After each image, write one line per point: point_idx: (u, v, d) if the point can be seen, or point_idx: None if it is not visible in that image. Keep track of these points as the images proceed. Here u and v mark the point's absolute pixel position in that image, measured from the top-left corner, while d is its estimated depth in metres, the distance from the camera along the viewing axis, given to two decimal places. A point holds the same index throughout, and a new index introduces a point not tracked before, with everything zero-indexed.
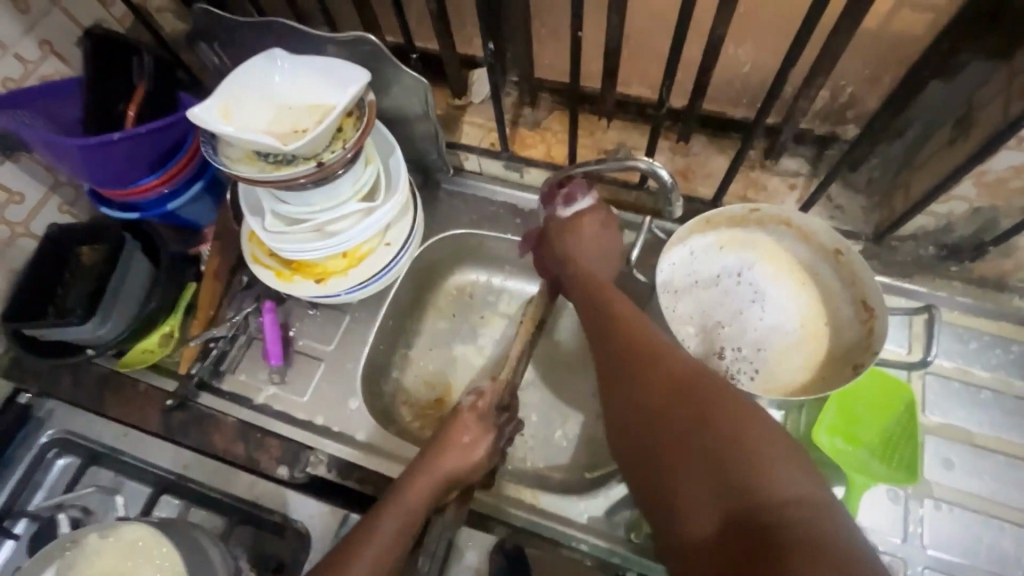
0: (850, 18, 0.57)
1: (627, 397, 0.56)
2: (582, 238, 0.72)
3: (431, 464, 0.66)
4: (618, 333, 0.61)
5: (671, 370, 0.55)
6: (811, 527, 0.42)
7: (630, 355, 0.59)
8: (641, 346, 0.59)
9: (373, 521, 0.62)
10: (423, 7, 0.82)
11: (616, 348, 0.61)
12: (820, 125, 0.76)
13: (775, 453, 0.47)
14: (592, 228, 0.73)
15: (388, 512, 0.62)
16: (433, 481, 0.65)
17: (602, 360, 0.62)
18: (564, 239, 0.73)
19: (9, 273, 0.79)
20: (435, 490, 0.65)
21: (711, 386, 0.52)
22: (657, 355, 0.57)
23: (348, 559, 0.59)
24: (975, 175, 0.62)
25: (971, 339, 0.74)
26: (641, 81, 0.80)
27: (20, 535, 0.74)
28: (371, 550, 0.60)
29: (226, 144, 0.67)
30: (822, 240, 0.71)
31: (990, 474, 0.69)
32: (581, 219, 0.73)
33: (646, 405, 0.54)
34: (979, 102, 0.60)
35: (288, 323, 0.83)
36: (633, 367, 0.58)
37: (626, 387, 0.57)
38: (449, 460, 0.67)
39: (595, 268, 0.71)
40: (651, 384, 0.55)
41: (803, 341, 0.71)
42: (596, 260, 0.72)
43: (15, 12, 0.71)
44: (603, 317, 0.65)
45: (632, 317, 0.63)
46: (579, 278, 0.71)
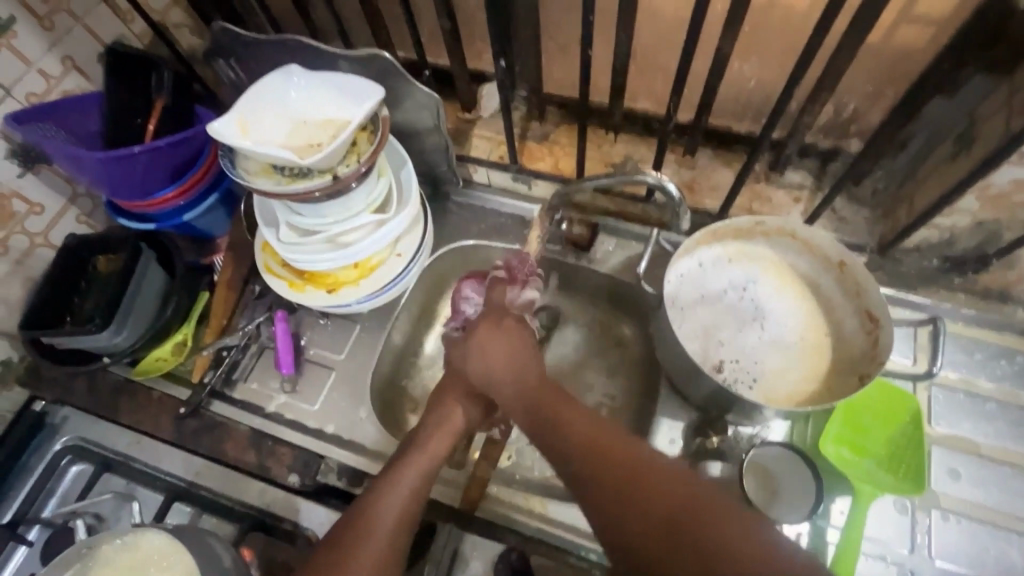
0: (854, 37, 0.58)
1: (621, 533, 0.52)
2: (487, 355, 0.70)
3: (444, 417, 0.70)
4: (593, 459, 0.56)
5: (663, 497, 0.52)
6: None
7: (609, 483, 0.54)
8: (619, 472, 0.55)
9: (397, 471, 0.64)
10: (435, 24, 0.84)
11: (591, 473, 0.56)
12: (823, 139, 0.77)
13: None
14: (490, 338, 0.71)
15: (412, 458, 0.65)
16: (448, 438, 0.69)
17: (576, 485, 0.57)
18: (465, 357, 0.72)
19: (28, 282, 0.81)
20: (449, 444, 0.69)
21: (707, 505, 0.51)
22: (640, 477, 0.54)
23: (373, 506, 0.61)
24: (978, 189, 0.63)
25: (975, 349, 0.74)
26: (648, 96, 0.81)
27: (34, 541, 0.75)
28: (400, 492, 0.62)
29: (243, 157, 0.69)
30: (827, 252, 0.72)
31: (997, 485, 0.69)
32: (490, 335, 0.72)
33: (653, 542, 0.50)
34: (981, 118, 0.61)
35: (299, 332, 0.84)
36: (620, 495, 0.53)
37: (619, 520, 0.53)
38: (460, 415, 0.71)
39: (533, 373, 0.68)
40: (648, 513, 0.52)
41: (806, 352, 0.72)
42: (519, 369, 0.69)
43: (40, 29, 0.73)
44: (565, 434, 0.60)
45: (597, 428, 0.59)
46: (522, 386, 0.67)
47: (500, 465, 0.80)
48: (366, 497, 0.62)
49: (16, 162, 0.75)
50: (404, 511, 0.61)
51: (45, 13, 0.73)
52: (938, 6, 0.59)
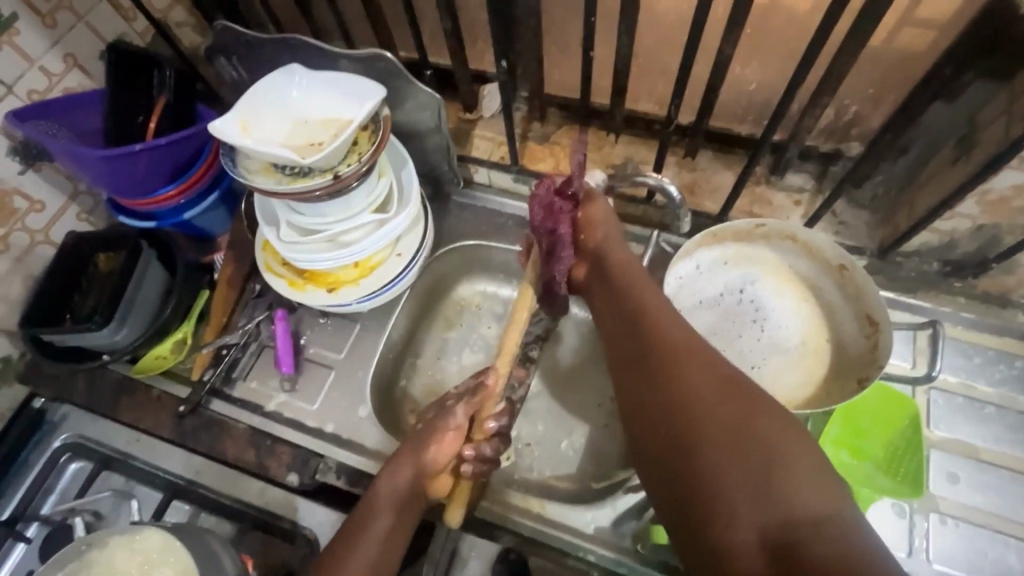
0: (855, 40, 0.58)
1: (657, 393, 0.55)
2: (601, 226, 0.70)
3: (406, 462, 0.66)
4: (654, 341, 0.59)
5: (709, 369, 0.54)
6: (842, 543, 0.41)
7: (665, 349, 0.57)
8: (674, 352, 0.57)
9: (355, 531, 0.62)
10: (437, 24, 0.84)
11: (647, 345, 0.59)
12: (824, 142, 0.77)
13: (809, 467, 0.46)
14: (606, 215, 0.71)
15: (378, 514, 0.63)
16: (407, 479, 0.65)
17: (631, 361, 0.60)
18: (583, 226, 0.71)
19: (27, 280, 0.81)
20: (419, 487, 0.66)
21: (749, 389, 0.52)
22: (695, 351, 0.56)
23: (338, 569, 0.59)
24: (978, 194, 0.63)
25: (975, 353, 0.74)
26: (649, 98, 0.82)
27: (32, 538, 0.75)
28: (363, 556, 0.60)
29: (244, 156, 0.69)
30: (827, 256, 0.72)
31: (995, 490, 0.69)
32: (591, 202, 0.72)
33: (682, 400, 0.53)
34: (980, 123, 0.61)
35: (299, 332, 0.84)
36: (670, 360, 0.56)
37: (658, 381, 0.56)
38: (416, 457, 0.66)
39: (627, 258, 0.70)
40: (691, 376, 0.54)
41: (803, 356, 0.72)
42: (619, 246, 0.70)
43: (43, 27, 0.73)
44: (635, 311, 0.63)
45: (667, 315, 0.61)
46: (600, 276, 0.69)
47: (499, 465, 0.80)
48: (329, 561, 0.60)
49: (18, 158, 0.75)
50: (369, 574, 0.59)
51: (47, 10, 0.73)
52: (938, 10, 0.60)
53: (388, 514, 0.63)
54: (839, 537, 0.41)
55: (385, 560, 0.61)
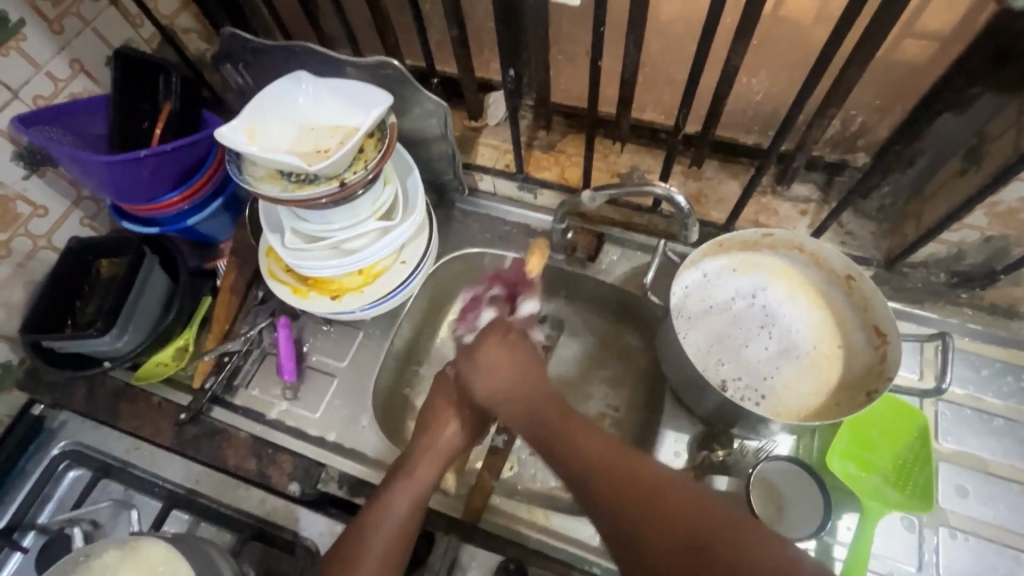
0: (863, 52, 0.58)
1: (641, 558, 0.53)
2: (487, 369, 0.71)
3: (432, 445, 0.70)
4: (610, 480, 0.57)
5: (687, 519, 0.52)
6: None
7: (633, 502, 0.55)
8: (638, 489, 0.56)
9: (385, 500, 0.64)
10: (443, 33, 0.84)
11: (609, 489, 0.57)
12: (831, 152, 0.77)
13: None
14: (496, 353, 0.71)
15: (401, 489, 0.65)
16: (437, 459, 0.69)
17: (594, 504, 0.57)
18: (467, 373, 0.72)
19: (29, 285, 0.80)
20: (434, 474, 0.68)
21: (724, 526, 0.51)
22: (661, 497, 0.55)
23: (366, 534, 0.62)
24: (986, 206, 0.63)
25: (983, 365, 0.74)
26: (655, 107, 0.82)
27: (29, 547, 0.74)
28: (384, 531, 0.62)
29: (250, 164, 0.69)
30: (834, 266, 0.72)
31: (1005, 504, 0.68)
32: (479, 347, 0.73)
33: (673, 551, 0.51)
34: (989, 134, 0.61)
35: (301, 339, 0.84)
36: (642, 517, 0.54)
37: (637, 542, 0.53)
38: (444, 436, 0.71)
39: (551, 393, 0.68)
40: (670, 535, 0.52)
41: (812, 368, 0.71)
42: (531, 380, 0.70)
43: (50, 33, 0.73)
44: (585, 457, 0.60)
45: (617, 456, 0.59)
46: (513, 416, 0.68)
47: (502, 476, 0.79)
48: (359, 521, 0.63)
49: (22, 163, 0.75)
50: (389, 552, 0.61)
51: (55, 16, 0.73)
52: (947, 21, 0.59)
53: (412, 490, 0.65)
54: None
55: (408, 534, 0.63)
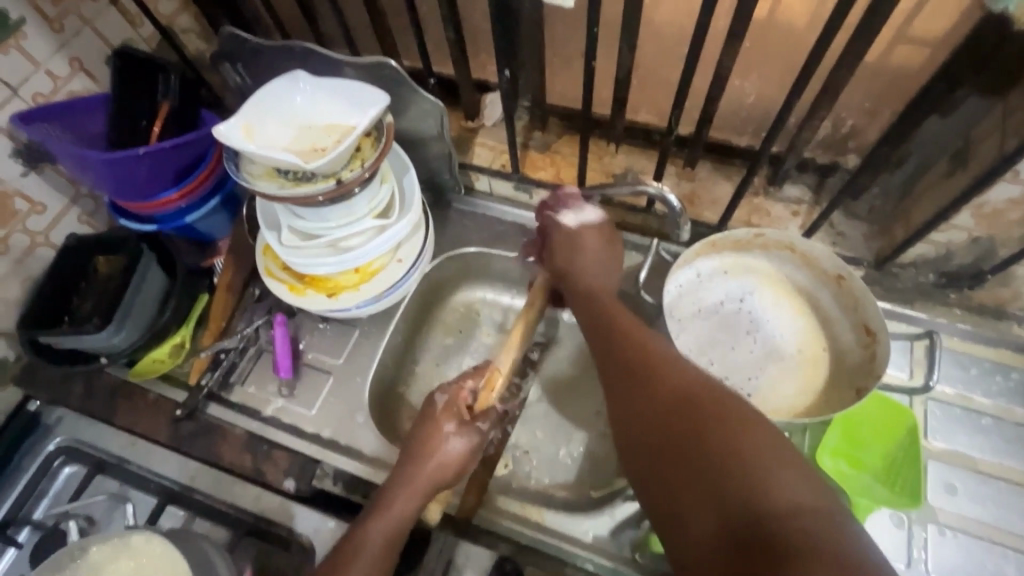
0: (852, 54, 0.59)
1: (634, 409, 0.56)
2: (586, 253, 0.72)
3: (412, 477, 0.66)
4: (625, 350, 0.61)
5: (681, 380, 0.55)
6: (813, 531, 0.41)
7: (638, 364, 0.59)
8: (646, 360, 0.59)
9: (358, 537, 0.62)
10: (440, 35, 0.85)
11: (624, 358, 0.60)
12: (822, 154, 0.78)
13: (781, 458, 0.46)
14: (596, 239, 0.73)
15: (376, 523, 0.63)
16: (416, 496, 0.66)
17: (608, 370, 0.62)
18: (569, 253, 0.73)
19: (26, 282, 0.80)
20: (415, 509, 0.65)
21: (716, 392, 0.53)
22: (663, 363, 0.58)
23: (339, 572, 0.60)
24: (973, 207, 0.64)
25: (971, 364, 0.75)
26: (649, 109, 0.83)
27: (23, 543, 0.74)
28: (365, 559, 0.61)
29: (248, 161, 0.69)
30: (824, 266, 0.72)
31: (993, 501, 0.69)
32: (582, 231, 0.73)
33: (655, 408, 0.54)
34: (975, 137, 0.62)
35: (298, 337, 0.84)
36: (643, 376, 0.57)
37: (634, 395, 0.57)
38: (426, 472, 0.67)
39: (605, 283, 0.71)
40: (663, 388, 0.55)
41: (798, 371, 0.72)
42: (607, 272, 0.72)
43: (50, 31, 0.74)
44: (616, 330, 0.64)
45: (640, 334, 0.63)
46: (584, 297, 0.70)
47: (497, 473, 0.80)
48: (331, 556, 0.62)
49: (21, 160, 0.75)
50: None
51: (55, 15, 0.73)
52: (933, 26, 0.61)
53: (385, 524, 0.63)
54: (810, 532, 0.41)
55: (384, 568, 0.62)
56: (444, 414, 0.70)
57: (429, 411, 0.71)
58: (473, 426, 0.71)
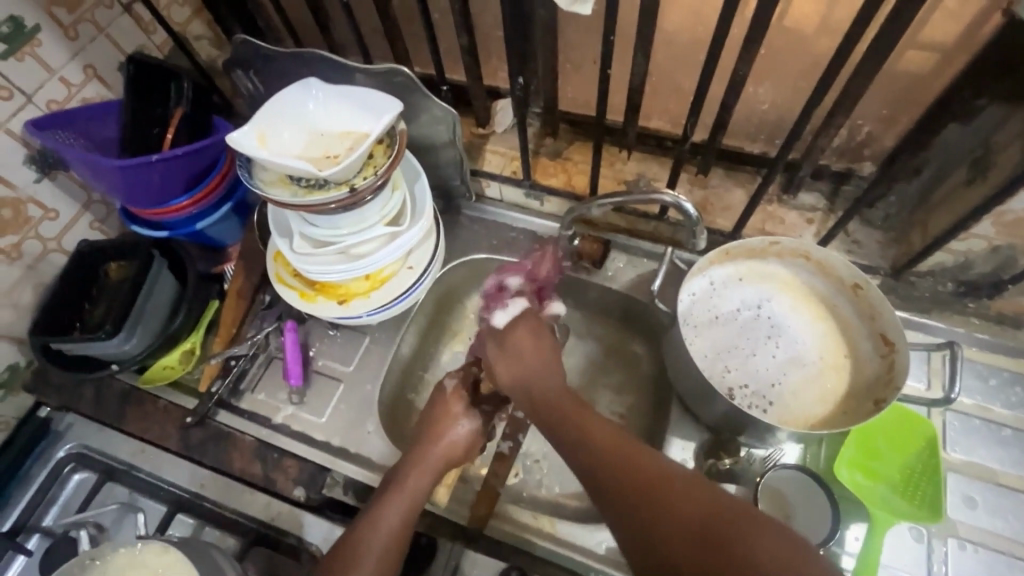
0: (871, 62, 0.59)
1: (643, 557, 0.49)
2: (524, 352, 0.70)
3: (422, 457, 0.68)
4: (610, 470, 0.54)
5: (686, 512, 0.48)
6: None
7: (632, 493, 0.52)
8: (640, 483, 0.52)
9: (375, 515, 0.63)
10: (452, 40, 0.85)
11: (614, 484, 0.53)
12: (837, 161, 0.77)
13: None
14: (528, 339, 0.71)
15: (391, 502, 0.64)
16: (429, 471, 0.68)
17: (598, 494, 0.55)
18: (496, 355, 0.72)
19: (39, 287, 0.80)
20: (428, 488, 0.67)
21: (730, 522, 0.46)
22: (664, 490, 0.51)
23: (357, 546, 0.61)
24: (993, 215, 0.63)
25: (990, 375, 0.74)
26: (662, 116, 0.82)
27: (33, 550, 0.74)
28: (382, 534, 0.62)
29: (261, 168, 0.69)
30: (841, 274, 0.72)
31: (1015, 515, 0.68)
32: (515, 330, 0.72)
33: (664, 547, 0.47)
34: (995, 145, 0.62)
35: (308, 343, 0.84)
36: (644, 510, 0.50)
37: (639, 535, 0.49)
38: (436, 450, 0.69)
39: (563, 387, 0.66)
40: (670, 526, 0.48)
41: (821, 376, 0.71)
42: (552, 372, 0.68)
43: (65, 39, 0.74)
44: (591, 446, 0.57)
45: (624, 449, 0.56)
46: (529, 401, 0.67)
47: (508, 483, 0.79)
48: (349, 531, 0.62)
49: (35, 167, 0.75)
50: (382, 562, 0.60)
51: (70, 22, 0.74)
52: (953, 33, 0.60)
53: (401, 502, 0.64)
54: None
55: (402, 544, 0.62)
56: (453, 396, 0.75)
57: (439, 395, 0.75)
58: (479, 409, 0.75)
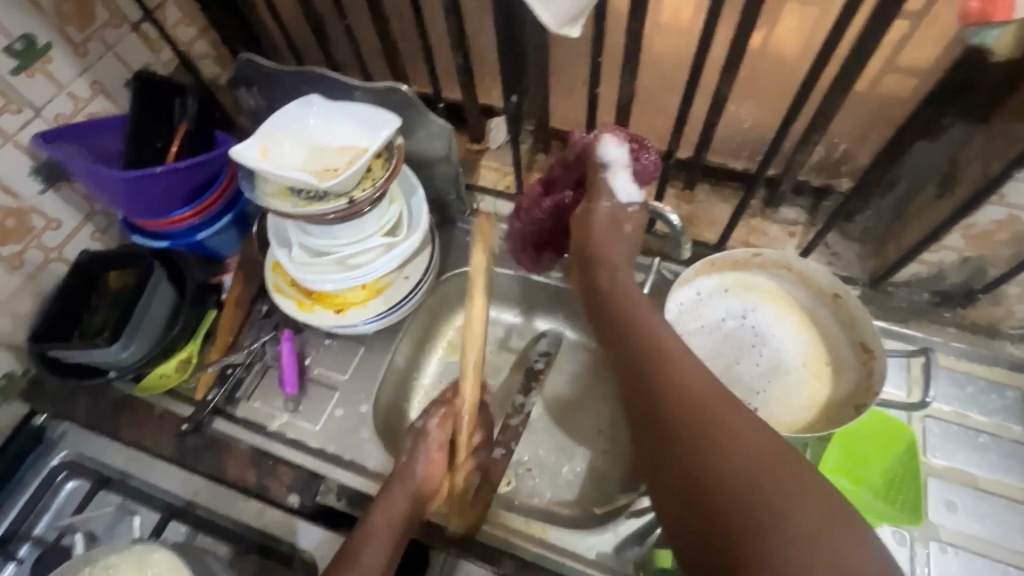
0: (844, 82, 0.62)
1: (670, 433, 0.53)
2: (608, 231, 0.70)
3: (391, 489, 0.66)
4: (659, 362, 0.57)
5: (730, 416, 0.51)
6: None
7: (678, 389, 0.54)
8: (685, 381, 0.55)
9: (350, 559, 0.60)
10: (449, 62, 0.88)
11: (663, 378, 0.56)
12: (816, 177, 0.81)
13: (834, 526, 0.44)
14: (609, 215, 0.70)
15: (367, 541, 0.62)
16: (405, 498, 0.65)
17: (636, 376, 0.58)
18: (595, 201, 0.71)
19: (37, 297, 0.81)
20: (405, 510, 0.65)
21: (793, 463, 0.47)
22: (718, 395, 0.53)
23: None
24: (962, 227, 0.66)
25: (967, 383, 0.76)
26: (650, 134, 0.86)
27: (23, 558, 0.74)
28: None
29: (262, 181, 0.71)
30: (821, 284, 0.75)
31: (993, 519, 0.70)
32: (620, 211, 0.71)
33: (697, 432, 0.51)
34: (962, 161, 0.65)
35: (304, 352, 0.85)
36: (702, 426, 0.51)
37: (672, 420, 0.53)
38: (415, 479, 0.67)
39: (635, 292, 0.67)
40: (727, 444, 0.49)
41: (802, 383, 0.74)
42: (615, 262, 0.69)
43: (74, 56, 0.76)
44: (642, 339, 0.61)
45: (688, 368, 0.56)
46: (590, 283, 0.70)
47: (500, 490, 0.80)
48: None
49: (40, 178, 0.77)
50: None
51: (80, 40, 0.76)
52: (920, 57, 0.64)
53: (378, 542, 0.62)
54: None
55: None
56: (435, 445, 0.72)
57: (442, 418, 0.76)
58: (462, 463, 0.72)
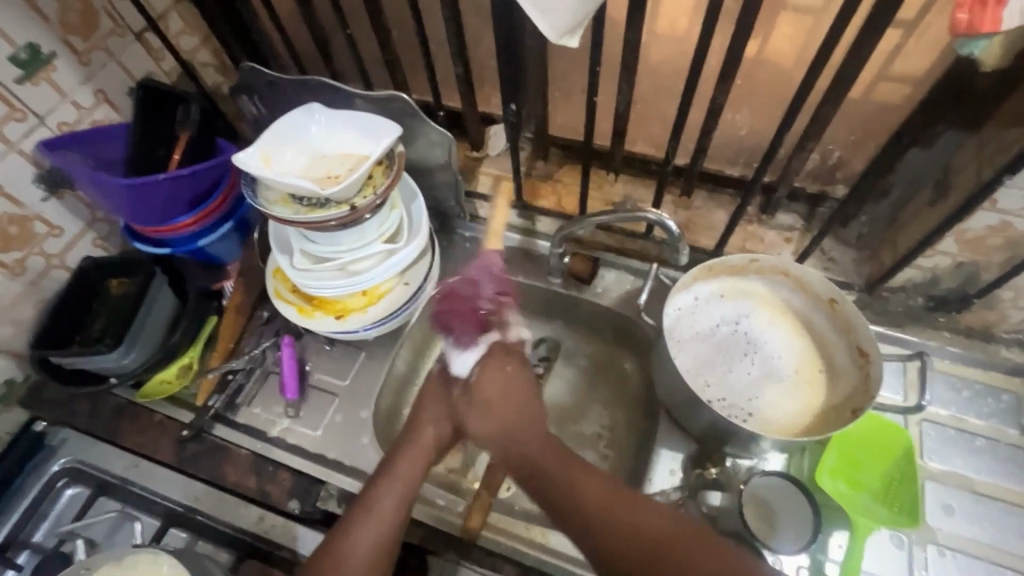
0: (837, 91, 0.63)
1: None
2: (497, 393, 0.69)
3: (414, 442, 0.69)
4: (600, 520, 0.59)
5: (684, 553, 0.55)
6: None
7: (631, 544, 0.57)
8: (633, 534, 0.57)
9: (368, 505, 0.63)
10: (449, 70, 0.89)
11: (613, 537, 0.57)
12: (811, 183, 0.82)
13: None
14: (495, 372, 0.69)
15: (384, 491, 0.64)
16: (423, 454, 0.68)
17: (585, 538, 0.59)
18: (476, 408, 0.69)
19: (39, 303, 0.82)
20: (425, 466, 0.68)
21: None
22: (663, 536, 0.57)
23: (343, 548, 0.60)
24: (955, 233, 0.67)
25: (963, 387, 0.77)
26: (647, 141, 0.87)
27: (23, 565, 0.74)
28: (375, 521, 0.62)
29: (264, 187, 0.72)
30: (817, 290, 0.75)
31: (990, 522, 0.70)
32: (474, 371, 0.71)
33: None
34: (955, 167, 0.66)
35: (304, 358, 0.86)
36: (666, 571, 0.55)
37: (641, 572, 0.55)
38: (429, 435, 0.70)
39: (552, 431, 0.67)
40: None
41: (798, 388, 0.74)
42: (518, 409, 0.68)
43: (77, 65, 0.77)
44: (575, 496, 0.61)
45: (631, 519, 0.58)
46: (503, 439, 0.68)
47: (500, 496, 0.80)
48: (341, 529, 0.62)
49: (43, 186, 0.78)
50: (374, 552, 0.61)
51: (83, 48, 0.77)
52: (913, 66, 0.65)
53: (393, 491, 0.64)
54: None
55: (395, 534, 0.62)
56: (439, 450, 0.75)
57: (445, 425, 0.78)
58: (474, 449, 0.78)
